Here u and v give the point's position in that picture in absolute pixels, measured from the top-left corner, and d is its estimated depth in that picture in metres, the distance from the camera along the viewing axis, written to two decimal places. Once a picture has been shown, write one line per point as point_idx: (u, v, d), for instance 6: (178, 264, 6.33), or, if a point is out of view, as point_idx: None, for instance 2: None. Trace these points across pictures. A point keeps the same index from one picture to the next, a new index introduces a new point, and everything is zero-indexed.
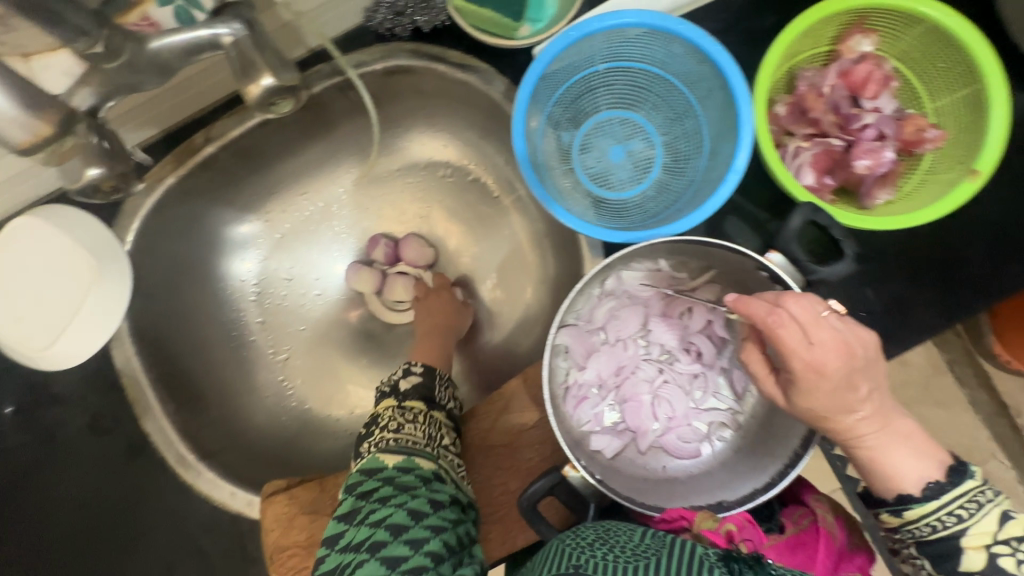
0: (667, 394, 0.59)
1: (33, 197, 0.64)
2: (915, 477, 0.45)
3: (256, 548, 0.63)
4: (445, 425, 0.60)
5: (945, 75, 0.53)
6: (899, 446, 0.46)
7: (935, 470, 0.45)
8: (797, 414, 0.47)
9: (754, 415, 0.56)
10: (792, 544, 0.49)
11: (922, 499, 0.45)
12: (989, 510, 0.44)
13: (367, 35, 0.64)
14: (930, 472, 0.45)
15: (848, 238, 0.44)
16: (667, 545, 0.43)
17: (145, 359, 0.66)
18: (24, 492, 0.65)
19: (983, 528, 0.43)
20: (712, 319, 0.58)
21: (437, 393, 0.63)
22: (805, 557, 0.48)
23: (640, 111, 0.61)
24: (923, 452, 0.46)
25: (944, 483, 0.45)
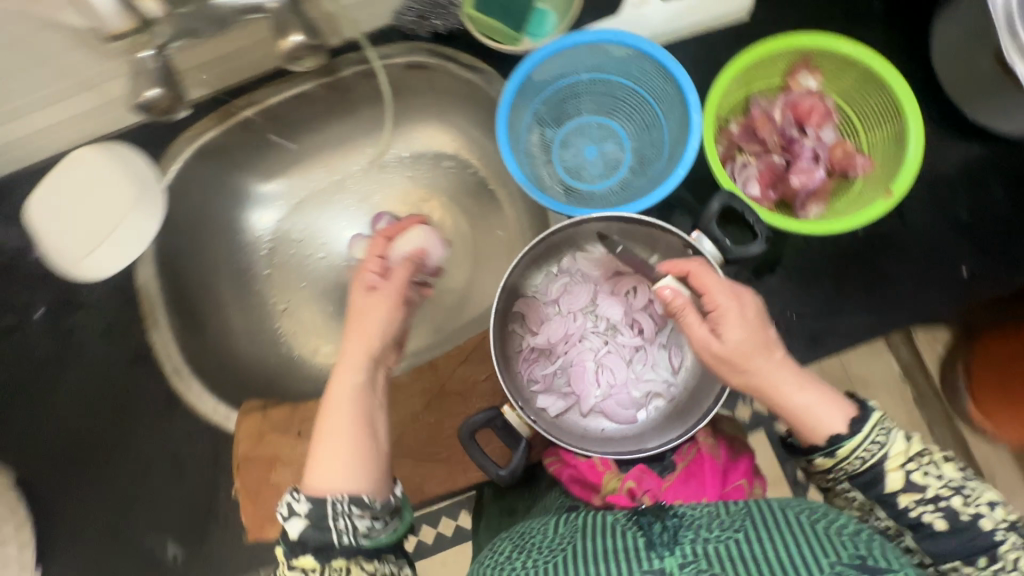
0: (610, 364, 0.66)
1: (97, 133, 0.76)
2: (833, 421, 0.46)
3: (227, 457, 0.70)
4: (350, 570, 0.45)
5: (877, 111, 0.62)
6: (807, 389, 0.47)
7: (844, 411, 0.46)
8: (727, 359, 0.48)
9: (684, 385, 0.63)
10: (685, 478, 0.56)
11: (847, 434, 0.45)
12: (896, 431, 0.45)
13: (395, 33, 0.76)
14: (840, 412, 0.46)
15: (761, 221, 0.54)
16: (578, 529, 0.47)
17: (162, 281, 0.75)
18: (36, 384, 0.74)
19: (898, 449, 0.44)
20: (653, 298, 0.65)
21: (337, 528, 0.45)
22: (698, 483, 0.55)
23: (616, 119, 0.71)
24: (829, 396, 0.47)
25: (859, 422, 0.45)
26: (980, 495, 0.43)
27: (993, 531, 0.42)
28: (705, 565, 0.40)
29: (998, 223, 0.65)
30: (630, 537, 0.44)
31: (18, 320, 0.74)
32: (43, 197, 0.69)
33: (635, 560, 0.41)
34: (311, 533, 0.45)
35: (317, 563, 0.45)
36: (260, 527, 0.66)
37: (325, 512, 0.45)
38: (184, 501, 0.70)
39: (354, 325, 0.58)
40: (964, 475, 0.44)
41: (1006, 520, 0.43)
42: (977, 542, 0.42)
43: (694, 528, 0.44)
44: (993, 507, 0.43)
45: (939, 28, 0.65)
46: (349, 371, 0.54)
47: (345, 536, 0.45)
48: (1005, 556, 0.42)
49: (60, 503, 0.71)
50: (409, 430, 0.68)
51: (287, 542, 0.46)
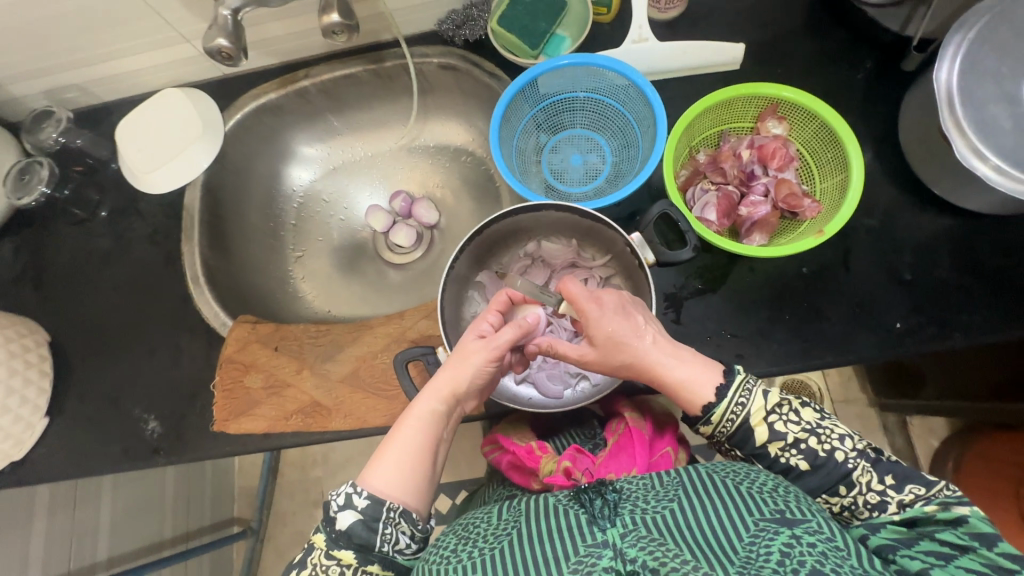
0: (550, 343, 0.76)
1: (184, 79, 0.93)
2: (706, 390, 0.60)
3: (217, 358, 0.82)
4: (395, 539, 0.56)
5: (831, 163, 0.70)
6: (685, 363, 0.62)
7: (715, 376, 0.60)
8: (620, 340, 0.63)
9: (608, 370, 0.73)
10: (617, 452, 0.67)
11: (715, 403, 0.59)
12: (756, 392, 0.59)
13: (436, 38, 0.89)
14: (713, 379, 0.60)
15: (692, 230, 0.63)
16: (522, 511, 0.54)
17: (203, 206, 0.89)
18: (87, 267, 0.89)
19: (758, 406, 0.58)
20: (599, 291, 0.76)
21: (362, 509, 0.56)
22: (628, 457, 0.66)
23: (604, 136, 0.82)
24: (703, 363, 0.62)
25: (722, 389, 0.59)
26: (831, 432, 0.57)
27: (845, 461, 0.56)
28: (644, 532, 0.48)
29: (936, 286, 0.69)
30: (573, 514, 0.50)
31: (86, 215, 0.90)
32: (131, 123, 0.83)
33: (580, 535, 0.48)
34: (360, 529, 0.55)
35: (355, 557, 0.55)
36: (225, 420, 0.76)
37: (379, 514, 0.56)
38: (173, 386, 0.81)
39: (455, 364, 0.63)
40: (818, 419, 0.58)
41: (854, 449, 0.56)
42: (835, 472, 0.56)
43: (633, 500, 0.51)
44: (842, 440, 0.57)
45: (906, 102, 0.72)
46: (435, 400, 0.61)
47: (386, 544, 0.56)
48: (858, 481, 0.55)
49: (80, 367, 0.84)
50: (367, 366, 0.77)
51: (333, 529, 0.56)
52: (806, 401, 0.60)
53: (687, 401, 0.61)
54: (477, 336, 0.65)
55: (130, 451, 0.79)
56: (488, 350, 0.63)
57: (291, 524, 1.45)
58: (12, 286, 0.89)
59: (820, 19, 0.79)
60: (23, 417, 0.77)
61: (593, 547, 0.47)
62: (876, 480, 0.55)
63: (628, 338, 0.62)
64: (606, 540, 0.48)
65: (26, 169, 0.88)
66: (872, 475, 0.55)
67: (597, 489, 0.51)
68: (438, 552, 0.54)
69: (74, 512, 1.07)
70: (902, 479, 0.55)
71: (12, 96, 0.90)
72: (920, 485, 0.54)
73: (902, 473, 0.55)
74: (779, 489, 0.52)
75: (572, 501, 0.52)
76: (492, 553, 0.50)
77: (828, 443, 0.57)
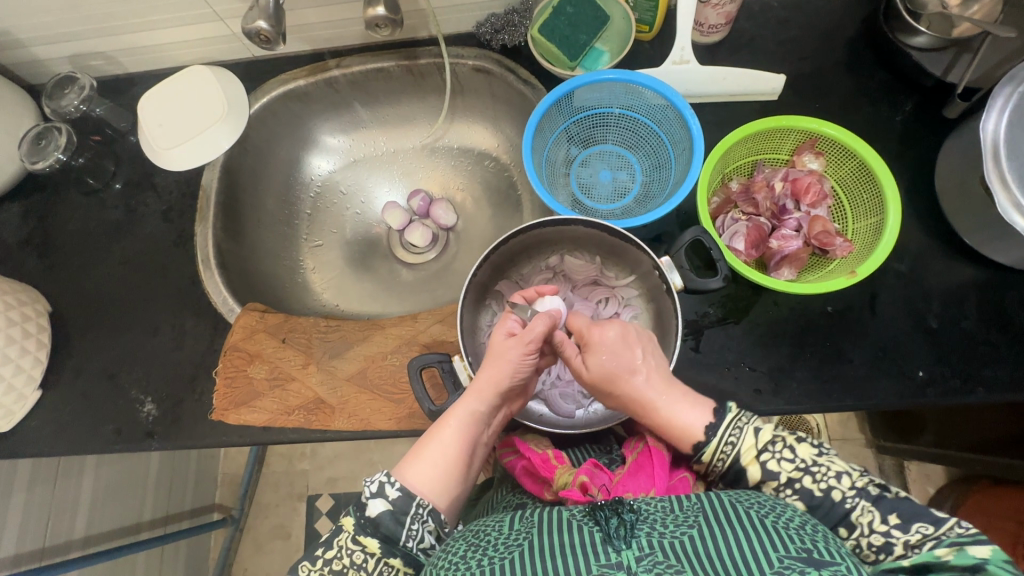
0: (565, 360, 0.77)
1: (213, 58, 0.91)
2: (694, 426, 0.59)
3: (220, 344, 0.80)
4: (413, 530, 0.56)
5: (867, 204, 0.69)
6: (678, 401, 0.61)
7: (704, 415, 0.60)
8: (607, 380, 0.64)
9: None
10: (635, 471, 0.65)
11: (705, 441, 0.58)
12: (747, 431, 0.57)
13: (473, 40, 0.88)
14: (702, 417, 0.59)
15: (723, 259, 0.62)
16: (535, 523, 0.53)
17: (220, 187, 0.87)
18: (94, 239, 0.87)
19: (749, 445, 0.56)
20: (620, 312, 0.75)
21: (389, 495, 0.57)
22: (647, 476, 0.63)
23: (636, 154, 0.81)
24: (693, 399, 0.61)
25: (711, 428, 0.58)
26: (827, 471, 0.54)
27: (843, 500, 0.53)
28: (660, 557, 0.46)
29: (962, 338, 0.68)
30: (588, 531, 0.49)
31: (100, 185, 0.88)
32: (156, 99, 0.80)
33: (593, 553, 0.47)
34: (389, 519, 0.56)
35: (380, 547, 0.56)
36: (224, 410, 0.74)
37: (407, 508, 0.57)
38: (172, 368, 0.79)
39: (494, 362, 0.63)
40: (815, 456, 0.55)
41: (853, 488, 0.53)
42: (833, 513, 0.54)
43: (650, 522, 0.50)
44: (839, 478, 0.54)
45: (944, 150, 0.71)
46: (473, 401, 0.63)
47: (410, 540, 0.56)
48: (858, 522, 0.53)
49: (79, 341, 0.82)
50: (375, 367, 0.75)
51: (362, 515, 0.56)
52: (802, 436, 0.57)
53: (677, 436, 0.60)
54: (506, 333, 0.66)
55: (123, 432, 0.77)
56: (522, 347, 0.63)
57: (273, 516, 1.42)
58: (16, 252, 0.87)
59: (862, 57, 0.78)
60: (16, 389, 0.75)
61: (607, 567, 0.46)
62: (878, 520, 0.52)
63: (624, 373, 0.63)
64: (621, 561, 0.46)
65: (43, 134, 0.84)
66: (873, 515, 0.52)
67: (614, 507, 0.51)
68: (447, 558, 0.52)
69: (54, 487, 1.04)
70: (908, 518, 0.51)
71: (35, 58, 0.88)
72: (928, 523, 0.50)
73: (909, 510, 0.52)
74: (805, 528, 0.50)
75: (586, 517, 0.51)
76: (501, 562, 0.48)
77: (824, 482, 0.54)
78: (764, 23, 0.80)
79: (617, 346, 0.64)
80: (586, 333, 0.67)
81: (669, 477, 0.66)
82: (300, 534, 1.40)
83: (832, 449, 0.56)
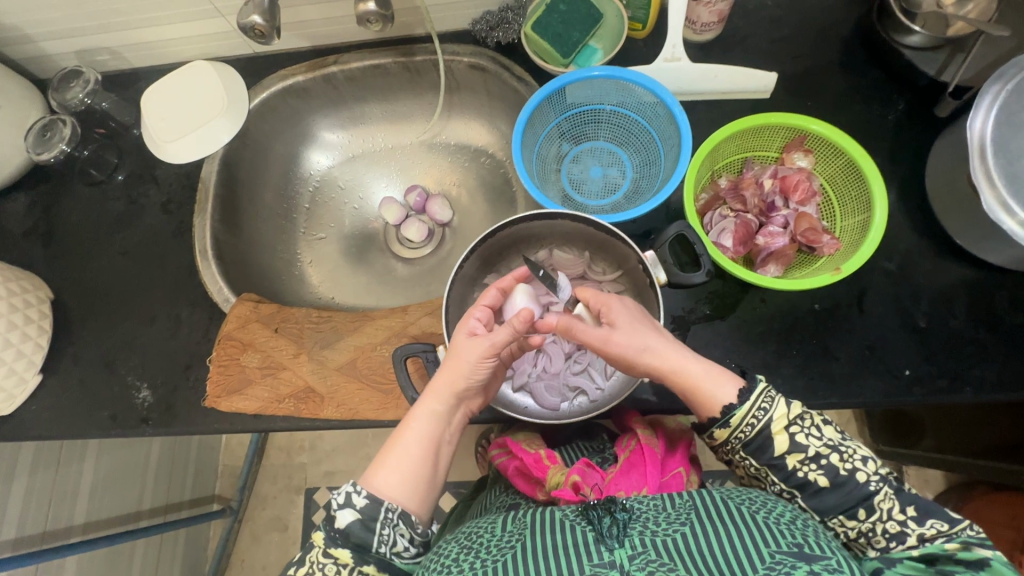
0: (551, 353, 0.77)
1: (214, 54, 0.93)
2: (724, 393, 0.58)
3: (215, 333, 0.82)
4: (385, 535, 0.58)
5: (855, 202, 0.70)
6: (702, 365, 0.61)
7: (735, 382, 0.59)
8: (629, 350, 0.61)
9: (605, 389, 0.73)
10: (628, 469, 0.65)
11: (738, 403, 0.57)
12: (779, 401, 0.57)
13: (469, 37, 0.89)
14: (732, 385, 0.59)
15: (706, 254, 0.62)
16: (527, 524, 0.53)
17: (219, 179, 0.89)
18: (95, 229, 0.89)
19: (781, 414, 0.57)
20: None
21: (356, 503, 0.58)
22: (639, 475, 0.64)
23: (626, 151, 0.82)
24: (722, 372, 0.60)
25: (745, 392, 0.57)
26: (853, 452, 0.56)
27: (867, 482, 0.54)
28: (653, 555, 0.46)
29: (950, 337, 0.68)
30: (580, 530, 0.50)
31: (103, 176, 0.91)
32: (157, 93, 0.81)
33: (586, 553, 0.47)
34: (358, 528, 0.57)
35: (352, 556, 0.56)
36: (217, 398, 0.75)
37: (376, 514, 0.58)
38: (167, 356, 0.81)
39: (452, 365, 0.63)
40: (840, 437, 0.57)
41: (877, 473, 0.55)
42: (855, 492, 0.54)
43: (642, 520, 0.50)
44: (864, 462, 0.55)
45: (935, 148, 0.71)
46: (434, 401, 0.63)
47: (383, 544, 0.58)
48: (878, 506, 0.54)
49: (79, 328, 0.84)
50: (365, 357, 0.76)
51: (332, 527, 0.57)
52: (828, 417, 0.58)
53: (706, 402, 0.59)
54: (469, 332, 0.64)
55: (119, 417, 0.78)
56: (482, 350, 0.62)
57: (270, 507, 1.43)
58: (22, 241, 0.89)
59: (856, 56, 0.78)
60: (16, 373, 0.77)
61: (599, 567, 0.46)
62: (898, 508, 0.53)
63: (646, 336, 0.62)
64: (614, 560, 0.46)
65: (48, 126, 0.87)
66: (893, 502, 0.54)
67: (605, 506, 0.51)
68: (440, 561, 0.52)
69: (56, 472, 1.06)
70: (924, 512, 0.53)
71: (42, 53, 0.90)
72: (943, 521, 0.52)
73: (925, 505, 0.53)
74: (796, 523, 0.50)
75: (579, 517, 0.51)
76: (495, 563, 0.49)
77: (850, 463, 0.55)
78: (758, 21, 0.81)
79: (633, 311, 0.64)
80: (603, 304, 0.63)
81: (662, 474, 0.66)
82: (297, 527, 1.41)
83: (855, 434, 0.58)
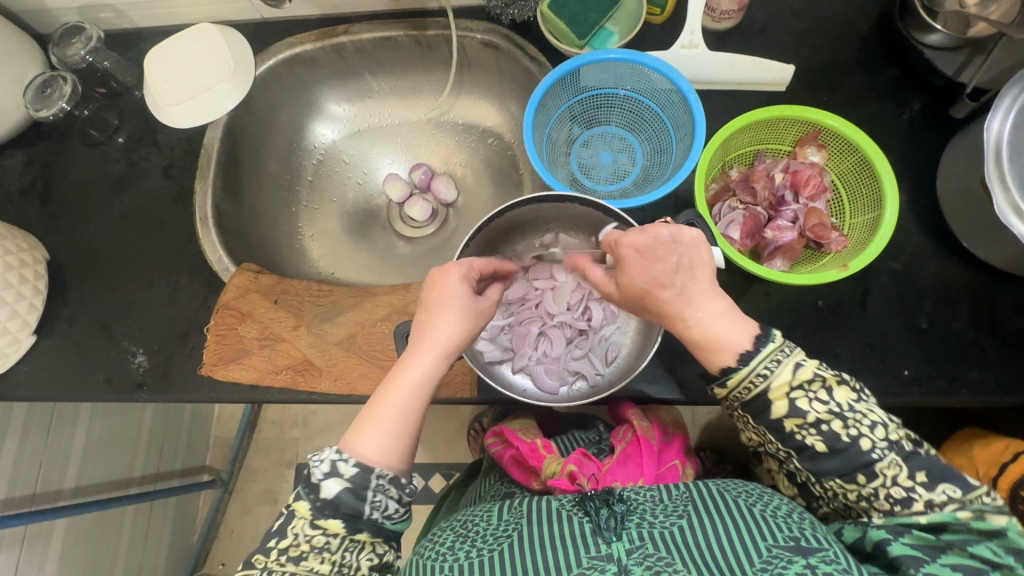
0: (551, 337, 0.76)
1: (220, 17, 0.91)
2: (733, 350, 0.55)
3: (214, 301, 0.81)
4: (376, 504, 0.55)
5: (866, 199, 0.69)
6: (718, 321, 0.56)
7: (748, 339, 0.55)
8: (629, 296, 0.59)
9: (606, 376, 0.72)
10: (624, 460, 0.67)
11: (737, 368, 0.55)
12: (784, 364, 0.54)
13: (483, 13, 0.87)
14: (745, 340, 0.55)
15: (715, 244, 0.62)
16: (523, 514, 0.53)
17: (223, 146, 0.87)
18: (93, 190, 0.87)
19: (782, 380, 0.54)
20: None
21: (343, 469, 0.54)
22: (636, 466, 0.66)
23: (637, 137, 0.81)
24: (738, 317, 0.57)
25: (746, 357, 0.54)
26: (861, 418, 0.53)
27: (871, 450, 0.52)
28: (650, 549, 0.47)
29: (951, 338, 0.68)
30: (577, 522, 0.50)
31: (103, 137, 0.89)
32: (158, 53, 0.79)
33: (583, 545, 0.48)
34: (348, 497, 0.53)
35: (342, 525, 0.54)
36: (213, 365, 0.75)
37: (368, 482, 0.54)
38: (165, 320, 0.80)
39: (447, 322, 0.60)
40: (851, 402, 0.54)
41: (885, 440, 0.53)
42: (855, 459, 0.53)
43: (639, 513, 0.51)
44: (873, 428, 0.53)
45: (948, 151, 0.70)
46: (427, 357, 0.59)
47: (376, 510, 0.55)
48: (882, 473, 0.52)
49: (76, 292, 0.83)
50: (366, 333, 0.76)
51: (318, 498, 0.53)
52: (842, 380, 0.55)
53: (713, 359, 0.56)
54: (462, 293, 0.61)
55: (114, 382, 0.78)
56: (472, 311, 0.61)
57: (261, 480, 1.44)
58: (18, 199, 0.87)
59: (873, 53, 0.78)
60: (10, 332, 0.76)
61: (596, 559, 0.46)
62: (905, 476, 0.52)
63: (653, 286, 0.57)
64: (611, 554, 0.47)
65: (48, 82, 0.85)
66: (901, 469, 0.52)
67: (603, 499, 0.51)
68: (434, 549, 0.53)
69: (47, 435, 1.05)
70: (935, 478, 0.52)
71: (44, 7, 0.88)
72: (955, 487, 0.52)
73: (937, 471, 0.52)
74: (792, 516, 0.50)
75: (576, 508, 0.52)
76: (489, 554, 0.49)
77: (854, 429, 0.53)
78: (778, 12, 0.79)
79: (650, 257, 0.57)
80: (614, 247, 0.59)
81: (659, 466, 0.68)
82: (286, 500, 1.42)
83: (867, 397, 0.55)
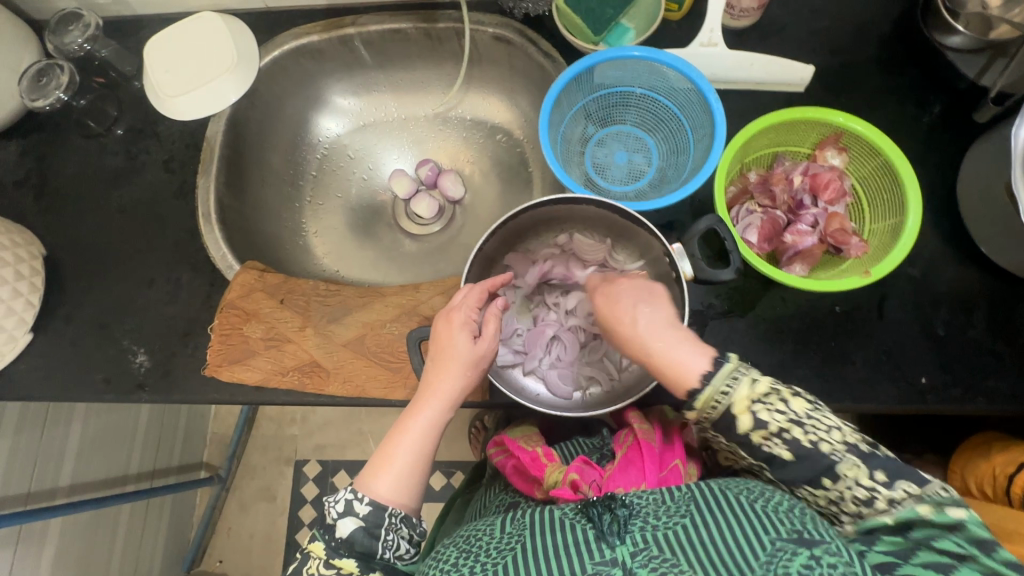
0: (565, 340, 0.74)
1: (223, 5, 0.88)
2: (691, 368, 0.54)
3: (216, 299, 0.79)
4: (390, 545, 0.57)
5: (887, 204, 0.68)
6: (679, 346, 0.56)
7: (704, 357, 0.55)
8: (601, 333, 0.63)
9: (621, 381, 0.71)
10: (625, 466, 0.64)
11: (699, 388, 0.54)
12: (742, 382, 0.53)
13: (495, 6, 0.84)
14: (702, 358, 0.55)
15: (736, 251, 0.60)
16: (526, 525, 0.52)
17: (226, 140, 0.85)
18: (91, 183, 0.85)
19: (742, 396, 0.53)
20: None
21: (357, 509, 0.56)
22: (637, 471, 0.63)
23: (653, 137, 0.79)
24: (693, 343, 0.56)
25: (705, 376, 0.53)
26: (818, 424, 0.52)
27: (830, 453, 0.51)
28: (655, 551, 0.46)
29: (967, 346, 0.67)
30: (580, 529, 0.48)
31: (101, 129, 0.86)
32: (158, 43, 0.76)
33: (587, 552, 0.46)
34: (361, 536, 0.55)
35: (357, 565, 0.56)
36: (218, 366, 0.73)
37: (380, 521, 0.56)
38: (166, 319, 0.78)
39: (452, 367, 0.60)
40: (809, 410, 0.52)
41: (843, 442, 0.51)
42: (818, 465, 0.51)
43: (642, 516, 0.49)
44: (830, 432, 0.52)
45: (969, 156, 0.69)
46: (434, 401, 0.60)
47: (387, 550, 0.56)
48: (844, 475, 0.51)
49: (73, 288, 0.80)
50: (374, 334, 0.74)
51: (333, 537, 0.56)
52: (799, 391, 0.54)
53: (675, 383, 0.56)
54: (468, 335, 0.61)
55: (113, 381, 0.76)
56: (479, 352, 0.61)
57: (259, 478, 1.42)
58: (13, 191, 0.84)
59: (893, 54, 0.76)
60: (5, 330, 0.73)
61: (601, 566, 0.45)
62: (866, 476, 0.50)
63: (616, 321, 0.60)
64: (616, 558, 0.46)
65: (44, 71, 0.82)
66: (862, 470, 0.51)
67: (605, 504, 0.49)
68: (440, 566, 0.52)
69: (41, 434, 1.03)
70: (895, 476, 0.50)
71: None
72: (914, 483, 0.50)
73: (896, 468, 0.51)
74: (794, 510, 0.49)
75: (579, 515, 0.50)
76: (495, 568, 0.48)
77: (814, 435, 0.52)
78: (797, 10, 0.78)
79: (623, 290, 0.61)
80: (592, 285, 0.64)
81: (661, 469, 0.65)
82: (285, 497, 1.40)
83: (824, 405, 0.54)
